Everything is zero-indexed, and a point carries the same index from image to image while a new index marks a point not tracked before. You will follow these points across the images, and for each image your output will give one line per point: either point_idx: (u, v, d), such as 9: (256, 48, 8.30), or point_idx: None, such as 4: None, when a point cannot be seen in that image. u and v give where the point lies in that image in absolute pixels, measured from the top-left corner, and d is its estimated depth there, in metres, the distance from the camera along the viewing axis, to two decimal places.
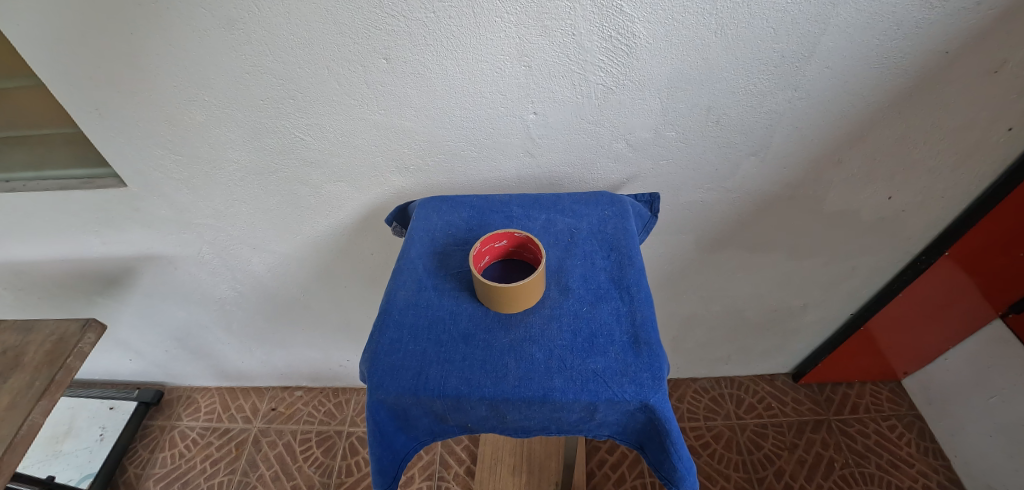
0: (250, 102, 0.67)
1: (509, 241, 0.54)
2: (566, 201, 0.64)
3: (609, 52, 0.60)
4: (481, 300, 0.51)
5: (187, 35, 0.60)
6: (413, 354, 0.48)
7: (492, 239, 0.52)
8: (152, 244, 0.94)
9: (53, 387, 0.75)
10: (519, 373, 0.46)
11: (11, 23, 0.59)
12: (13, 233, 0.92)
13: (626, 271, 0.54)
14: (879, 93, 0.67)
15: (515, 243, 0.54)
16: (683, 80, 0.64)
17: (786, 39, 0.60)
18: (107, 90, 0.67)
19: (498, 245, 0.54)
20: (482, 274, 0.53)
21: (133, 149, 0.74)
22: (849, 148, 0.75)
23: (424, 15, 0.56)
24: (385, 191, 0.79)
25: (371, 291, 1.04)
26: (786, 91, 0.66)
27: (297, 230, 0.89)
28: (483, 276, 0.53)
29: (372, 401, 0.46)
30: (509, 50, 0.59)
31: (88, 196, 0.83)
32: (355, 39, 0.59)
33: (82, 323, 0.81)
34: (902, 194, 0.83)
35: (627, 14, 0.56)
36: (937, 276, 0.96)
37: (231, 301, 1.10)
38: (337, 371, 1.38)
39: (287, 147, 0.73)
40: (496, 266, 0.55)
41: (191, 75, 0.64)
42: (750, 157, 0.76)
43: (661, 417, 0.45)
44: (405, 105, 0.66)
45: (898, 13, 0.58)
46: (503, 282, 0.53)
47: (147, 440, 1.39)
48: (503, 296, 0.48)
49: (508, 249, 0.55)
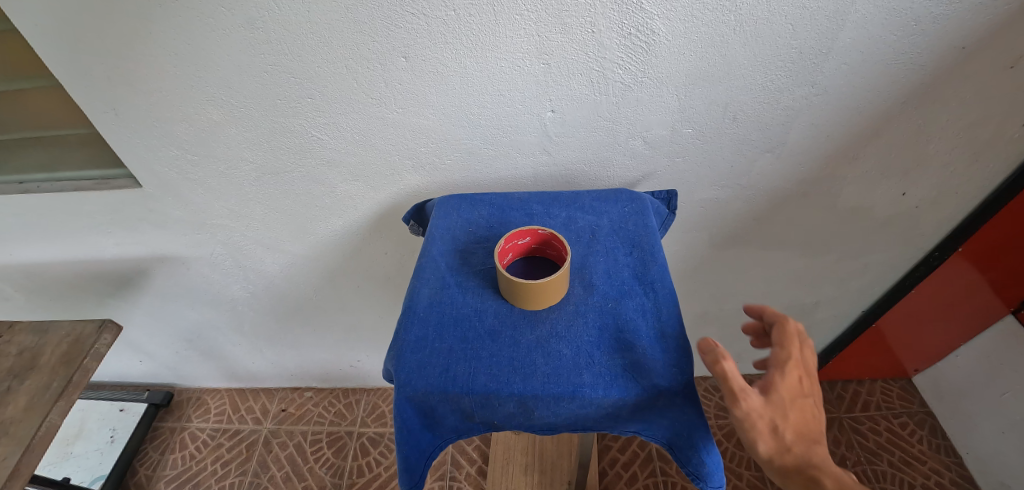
0: (268, 102, 0.67)
1: (532, 238, 0.54)
2: (586, 198, 0.64)
3: (628, 50, 0.60)
4: (505, 295, 0.51)
5: (206, 35, 0.60)
6: (440, 351, 0.48)
7: (516, 235, 0.53)
8: (165, 245, 0.94)
9: (70, 389, 0.75)
10: (547, 369, 0.46)
11: (32, 23, 0.59)
12: (26, 234, 0.92)
13: (650, 267, 0.54)
14: (895, 88, 0.67)
15: (538, 240, 0.54)
16: (701, 77, 0.64)
17: (805, 35, 0.60)
18: (124, 90, 0.67)
19: (521, 242, 0.54)
20: (506, 271, 0.53)
21: (149, 150, 0.75)
22: (864, 144, 0.75)
23: (444, 13, 0.57)
24: (401, 191, 0.80)
25: (384, 291, 1.04)
26: (803, 87, 0.66)
27: (311, 230, 0.89)
28: (507, 273, 0.53)
29: (399, 397, 0.46)
30: (528, 48, 0.60)
31: (103, 197, 0.83)
32: (374, 37, 0.59)
33: (98, 323, 0.80)
34: (916, 191, 0.83)
35: (647, 12, 0.56)
36: (949, 273, 0.96)
37: (242, 302, 1.10)
38: (347, 372, 1.38)
39: (304, 147, 0.73)
40: (521, 265, 0.55)
41: (209, 74, 0.64)
42: (765, 154, 0.76)
43: (690, 412, 0.45)
44: (424, 104, 0.66)
45: (916, 9, 0.58)
46: (527, 278, 0.53)
47: (158, 442, 1.39)
48: (529, 293, 0.49)
49: (531, 246, 0.55)
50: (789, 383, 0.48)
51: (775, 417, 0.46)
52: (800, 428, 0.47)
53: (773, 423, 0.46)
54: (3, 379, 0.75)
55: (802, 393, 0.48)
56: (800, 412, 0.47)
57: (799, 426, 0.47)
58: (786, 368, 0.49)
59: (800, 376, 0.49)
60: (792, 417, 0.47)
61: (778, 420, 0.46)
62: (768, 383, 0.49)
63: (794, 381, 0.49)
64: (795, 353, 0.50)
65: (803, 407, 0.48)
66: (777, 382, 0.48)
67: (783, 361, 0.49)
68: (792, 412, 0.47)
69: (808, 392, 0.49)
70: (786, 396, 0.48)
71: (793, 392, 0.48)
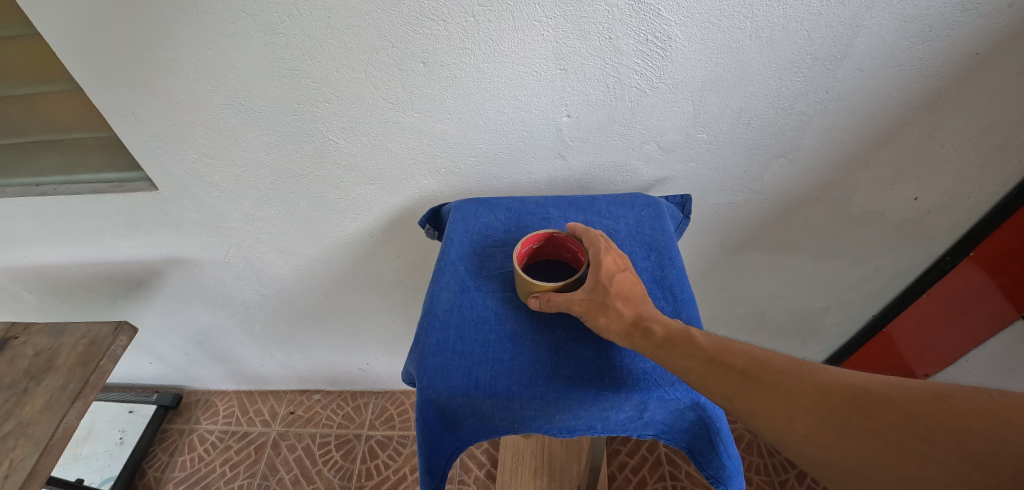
0: (285, 107, 0.68)
1: (546, 241, 0.54)
2: (602, 202, 0.64)
3: (645, 55, 0.61)
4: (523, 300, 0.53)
5: (227, 40, 0.61)
6: (461, 354, 0.48)
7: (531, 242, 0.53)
8: (178, 248, 0.95)
9: (87, 390, 0.75)
10: (568, 373, 0.47)
11: (56, 28, 0.60)
12: (41, 237, 0.93)
13: (667, 271, 0.56)
14: (909, 94, 0.67)
15: (552, 242, 0.54)
16: (716, 82, 0.64)
17: (820, 42, 0.60)
18: (144, 94, 0.68)
19: (536, 246, 0.54)
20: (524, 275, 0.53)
21: (167, 153, 0.75)
22: (877, 149, 0.75)
23: (463, 20, 0.57)
24: (416, 194, 0.80)
25: (394, 294, 1.05)
26: (818, 92, 0.66)
27: (324, 234, 0.90)
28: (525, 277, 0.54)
29: (421, 400, 0.46)
30: (546, 54, 0.60)
31: (119, 200, 0.84)
32: (394, 42, 0.60)
33: (114, 325, 0.81)
34: (928, 195, 0.83)
35: (664, 18, 0.57)
36: (958, 278, 0.95)
37: (253, 305, 1.10)
38: (356, 375, 1.38)
39: (319, 151, 0.74)
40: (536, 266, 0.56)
41: (228, 79, 0.65)
42: (779, 159, 0.76)
43: (711, 415, 0.45)
44: (441, 109, 0.67)
45: (930, 15, 0.59)
46: (545, 280, 0.54)
47: (166, 444, 1.40)
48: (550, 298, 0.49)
49: (545, 248, 0.56)
50: (604, 262, 0.49)
51: (600, 295, 0.47)
52: (622, 290, 0.48)
53: (601, 300, 0.47)
54: (20, 381, 0.76)
55: (615, 268, 0.49)
56: (621, 284, 0.48)
57: (622, 291, 0.48)
58: (601, 255, 0.50)
59: (612, 257, 0.50)
60: (614, 289, 0.48)
61: (606, 298, 0.47)
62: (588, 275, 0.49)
63: (609, 261, 0.49)
64: (598, 243, 0.51)
65: (623, 280, 0.49)
66: (594, 272, 0.48)
67: (593, 251, 0.50)
68: (614, 285, 0.48)
69: (623, 267, 0.50)
70: (602, 276, 0.48)
71: (607, 269, 0.49)
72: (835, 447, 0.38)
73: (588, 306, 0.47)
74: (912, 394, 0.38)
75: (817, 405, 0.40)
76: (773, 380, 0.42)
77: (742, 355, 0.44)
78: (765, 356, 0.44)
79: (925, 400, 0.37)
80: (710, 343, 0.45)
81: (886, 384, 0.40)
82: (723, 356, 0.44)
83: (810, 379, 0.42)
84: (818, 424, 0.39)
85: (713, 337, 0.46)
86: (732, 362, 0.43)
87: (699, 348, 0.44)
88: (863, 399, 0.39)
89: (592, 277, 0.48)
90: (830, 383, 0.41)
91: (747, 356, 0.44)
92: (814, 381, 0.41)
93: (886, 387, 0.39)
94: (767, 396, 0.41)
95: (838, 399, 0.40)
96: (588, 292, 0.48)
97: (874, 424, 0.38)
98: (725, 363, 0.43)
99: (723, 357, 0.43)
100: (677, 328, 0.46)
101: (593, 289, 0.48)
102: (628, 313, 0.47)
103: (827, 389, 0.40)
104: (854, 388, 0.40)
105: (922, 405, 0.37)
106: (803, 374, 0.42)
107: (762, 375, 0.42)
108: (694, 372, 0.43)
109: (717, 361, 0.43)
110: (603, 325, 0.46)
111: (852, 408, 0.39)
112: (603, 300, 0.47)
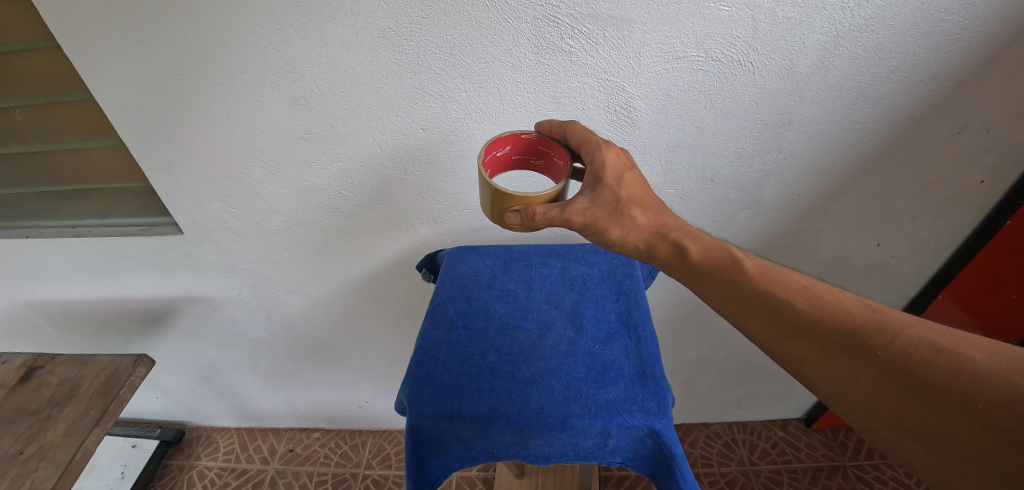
0: (304, 165, 0.77)
1: (516, 144, 0.59)
2: (579, 250, 0.72)
3: (614, 123, 0.71)
4: (490, 212, 0.57)
5: (255, 108, 0.71)
6: (446, 384, 0.54)
7: (496, 145, 0.57)
8: (196, 287, 1.03)
9: (106, 417, 0.81)
10: (540, 402, 0.53)
11: (110, 98, 0.70)
12: (72, 276, 1.02)
13: (633, 312, 0.62)
14: (856, 153, 0.75)
15: (522, 144, 0.59)
16: (678, 145, 0.73)
17: (768, 110, 0.69)
18: (178, 151, 0.77)
19: (506, 148, 0.59)
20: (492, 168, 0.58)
21: (194, 202, 0.84)
22: (835, 201, 0.83)
23: (457, 94, 0.67)
24: (416, 239, 0.88)
25: (394, 332, 1.11)
26: (772, 152, 0.75)
27: (331, 276, 0.97)
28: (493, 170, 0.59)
29: (410, 425, 0.52)
30: (528, 121, 0.70)
31: (147, 242, 0.93)
32: (397, 113, 0.70)
33: (134, 358, 0.88)
34: (889, 242, 0.89)
35: (628, 93, 0.67)
36: (938, 316, 1.00)
37: (261, 342, 1.16)
38: (354, 413, 1.41)
39: (331, 203, 0.83)
40: (496, 175, 0.62)
41: (253, 140, 0.75)
42: (744, 210, 0.84)
43: (666, 441, 0.51)
44: (438, 168, 0.76)
45: (864, 87, 0.67)
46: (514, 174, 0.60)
47: (166, 480, 1.42)
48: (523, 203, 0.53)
49: (514, 152, 0.60)
50: (609, 163, 0.54)
51: (607, 203, 0.52)
52: (631, 193, 0.53)
53: (612, 208, 0.52)
54: (45, 407, 0.82)
55: (622, 168, 0.54)
56: (628, 185, 0.53)
57: (631, 194, 0.53)
58: (605, 150, 0.54)
59: (616, 153, 0.55)
60: (624, 194, 0.53)
61: (612, 205, 0.52)
62: (595, 176, 0.53)
63: (613, 157, 0.54)
64: (595, 141, 0.56)
65: (630, 181, 0.53)
66: (601, 173, 0.53)
67: (595, 151, 0.54)
68: (622, 188, 0.53)
69: (629, 165, 0.55)
70: (610, 179, 0.53)
71: (614, 170, 0.53)
72: (909, 413, 0.42)
73: (600, 214, 0.52)
74: (1000, 363, 0.41)
75: (897, 369, 0.43)
76: (843, 329, 0.46)
77: (804, 294, 0.49)
78: (834, 298, 0.48)
79: (1014, 371, 0.40)
80: (769, 282, 0.50)
81: (979, 350, 0.42)
82: (783, 298, 0.49)
83: (894, 334, 0.45)
84: (892, 386, 0.43)
85: (767, 271, 0.51)
86: (792, 304, 0.49)
87: (747, 272, 0.51)
88: (947, 363, 0.42)
89: (597, 180, 0.53)
90: (912, 340, 0.44)
91: (809, 293, 0.49)
92: (892, 336, 0.45)
93: (969, 350, 0.42)
94: (833, 349, 0.46)
95: (922, 360, 0.43)
96: (594, 199, 0.52)
97: (957, 391, 0.41)
98: (785, 306, 0.49)
99: (783, 295, 0.49)
100: (718, 248, 0.53)
101: (600, 196, 0.52)
102: (644, 223, 0.53)
103: (910, 346, 0.44)
104: (935, 347, 0.43)
105: (1014, 378, 0.39)
106: (881, 326, 0.45)
107: (827, 320, 0.47)
108: (750, 317, 0.50)
109: (777, 305, 0.49)
110: (617, 237, 0.53)
111: (938, 372, 0.42)
112: (615, 207, 0.52)
